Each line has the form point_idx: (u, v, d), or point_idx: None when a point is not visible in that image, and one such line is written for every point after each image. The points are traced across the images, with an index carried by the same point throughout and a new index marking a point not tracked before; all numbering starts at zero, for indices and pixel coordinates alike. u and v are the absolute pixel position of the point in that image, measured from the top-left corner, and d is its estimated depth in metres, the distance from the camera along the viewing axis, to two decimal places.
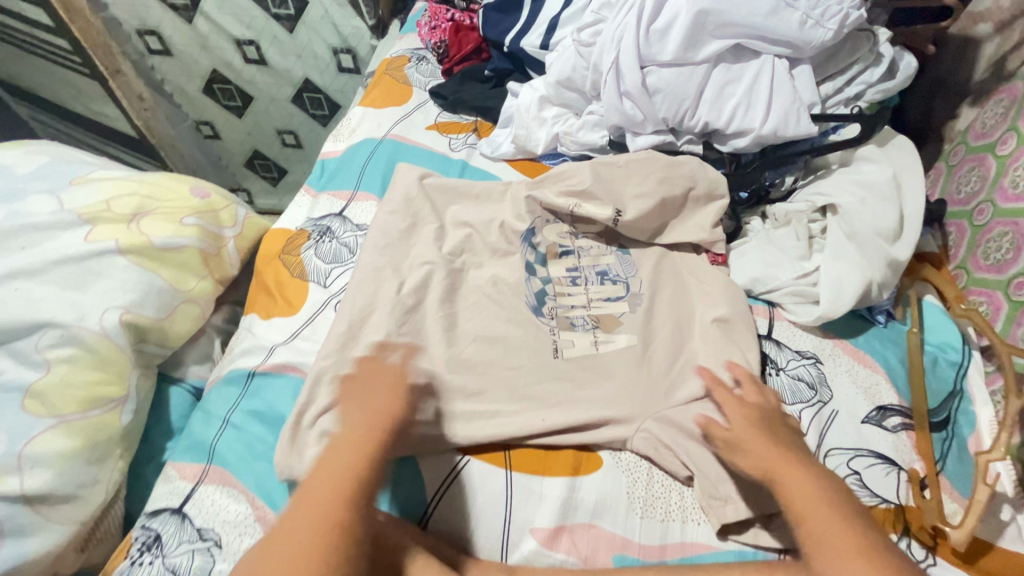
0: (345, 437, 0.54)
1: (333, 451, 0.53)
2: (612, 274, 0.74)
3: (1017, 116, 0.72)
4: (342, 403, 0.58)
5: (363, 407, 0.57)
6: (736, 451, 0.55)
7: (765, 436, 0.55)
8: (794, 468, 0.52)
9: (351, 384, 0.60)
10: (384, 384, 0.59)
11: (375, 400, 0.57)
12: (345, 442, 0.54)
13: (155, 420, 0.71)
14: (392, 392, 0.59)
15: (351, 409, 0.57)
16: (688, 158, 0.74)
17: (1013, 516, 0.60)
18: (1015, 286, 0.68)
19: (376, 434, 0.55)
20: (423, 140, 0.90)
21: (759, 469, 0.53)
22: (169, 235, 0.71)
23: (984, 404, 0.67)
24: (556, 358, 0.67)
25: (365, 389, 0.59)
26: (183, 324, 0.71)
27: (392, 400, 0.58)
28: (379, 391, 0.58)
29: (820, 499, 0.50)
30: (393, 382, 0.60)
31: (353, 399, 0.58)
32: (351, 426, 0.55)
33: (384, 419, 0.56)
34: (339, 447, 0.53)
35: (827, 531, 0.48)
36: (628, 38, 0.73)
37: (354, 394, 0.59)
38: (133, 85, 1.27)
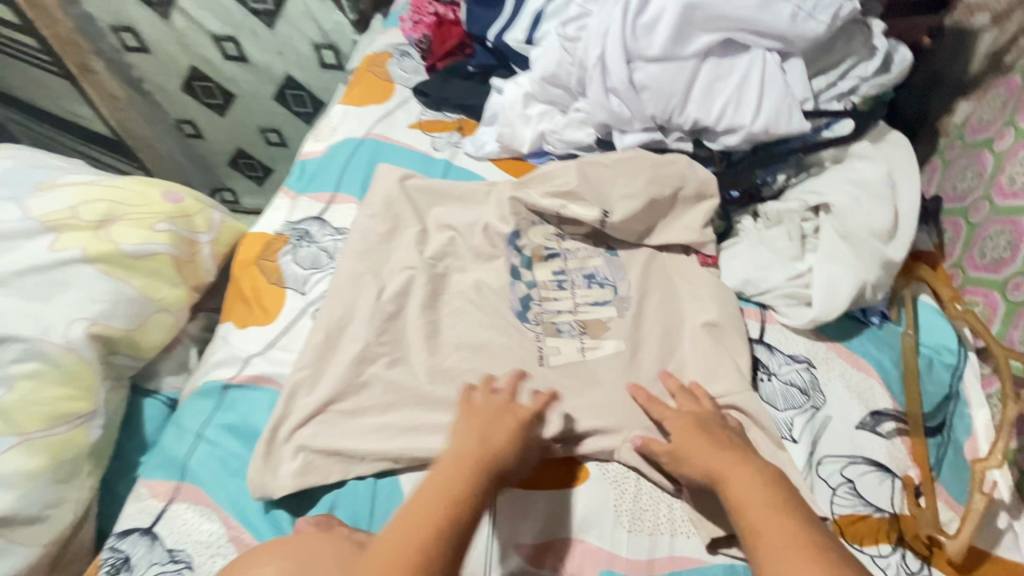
0: (457, 458, 0.50)
1: (438, 475, 0.48)
2: (600, 277, 0.72)
3: (1015, 111, 0.70)
4: (460, 429, 0.53)
5: (487, 437, 0.52)
6: (682, 456, 0.54)
7: (699, 437, 0.54)
8: (736, 464, 0.50)
9: (469, 412, 0.55)
10: (506, 416, 0.55)
11: (497, 433, 0.53)
12: (457, 465, 0.49)
13: (127, 433, 0.68)
14: (514, 426, 0.55)
15: (471, 436, 0.52)
16: (677, 157, 0.72)
17: (1010, 523, 0.59)
18: (1013, 286, 0.67)
19: (490, 469, 0.50)
20: (405, 139, 0.87)
21: (702, 471, 0.52)
22: (139, 242, 0.69)
23: (980, 407, 0.66)
24: (542, 366, 0.65)
25: (488, 419, 0.54)
26: (155, 334, 0.69)
27: (512, 433, 0.54)
28: (501, 423, 0.54)
29: (762, 494, 0.47)
30: (515, 415, 0.56)
31: (475, 426, 0.54)
32: (467, 451, 0.50)
33: (502, 453, 0.52)
34: (448, 469, 0.49)
35: (765, 522, 0.45)
36: (614, 32, 0.70)
37: (474, 421, 0.54)
38: (105, 85, 1.23)
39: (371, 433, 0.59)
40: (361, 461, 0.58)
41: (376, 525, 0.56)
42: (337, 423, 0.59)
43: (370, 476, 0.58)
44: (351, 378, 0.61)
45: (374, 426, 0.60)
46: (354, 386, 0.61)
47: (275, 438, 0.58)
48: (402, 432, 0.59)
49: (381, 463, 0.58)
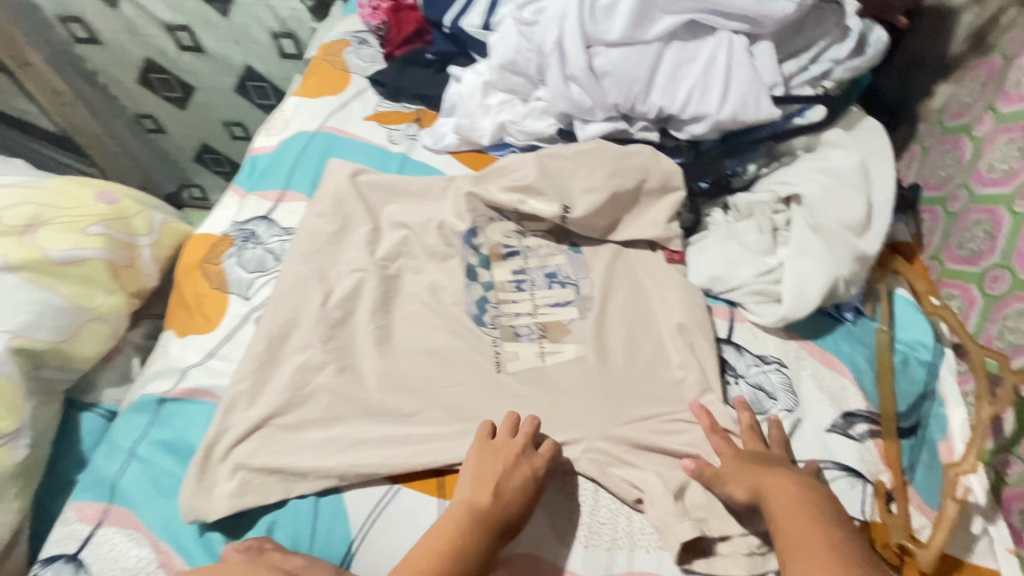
0: (463, 509, 0.50)
1: (445, 523, 0.49)
2: (562, 276, 0.68)
3: (995, 93, 0.66)
4: (477, 473, 0.52)
5: (497, 492, 0.51)
6: (723, 473, 0.53)
7: (749, 469, 0.52)
8: (783, 484, 0.49)
9: (487, 454, 0.53)
10: (520, 465, 0.52)
11: (508, 487, 0.51)
12: (460, 517, 0.49)
13: (62, 451, 0.64)
14: (525, 477, 0.52)
15: (483, 488, 0.51)
16: (641, 148, 0.68)
17: (984, 528, 0.56)
18: (990, 279, 0.63)
19: (492, 528, 0.49)
20: (361, 132, 0.82)
21: (745, 488, 0.51)
22: (70, 248, 0.65)
23: (956, 406, 0.63)
24: (498, 373, 0.61)
25: (501, 468, 0.52)
26: (89, 345, 0.65)
27: (521, 485, 0.52)
28: (513, 474, 0.52)
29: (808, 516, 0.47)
30: (529, 462, 0.53)
31: (490, 472, 0.52)
32: (475, 504, 0.50)
33: (508, 507, 0.50)
34: (453, 520, 0.49)
35: (805, 541, 0.45)
36: (571, 15, 0.66)
37: (489, 466, 0.52)
38: (46, 79, 1.14)
39: (312, 448, 0.56)
40: (302, 479, 0.54)
41: (315, 548, 0.53)
42: (276, 437, 0.56)
43: (312, 494, 0.55)
44: (293, 389, 0.58)
45: (317, 440, 0.56)
46: (296, 398, 0.58)
47: (211, 457, 0.54)
48: (345, 447, 0.56)
49: (323, 480, 0.54)
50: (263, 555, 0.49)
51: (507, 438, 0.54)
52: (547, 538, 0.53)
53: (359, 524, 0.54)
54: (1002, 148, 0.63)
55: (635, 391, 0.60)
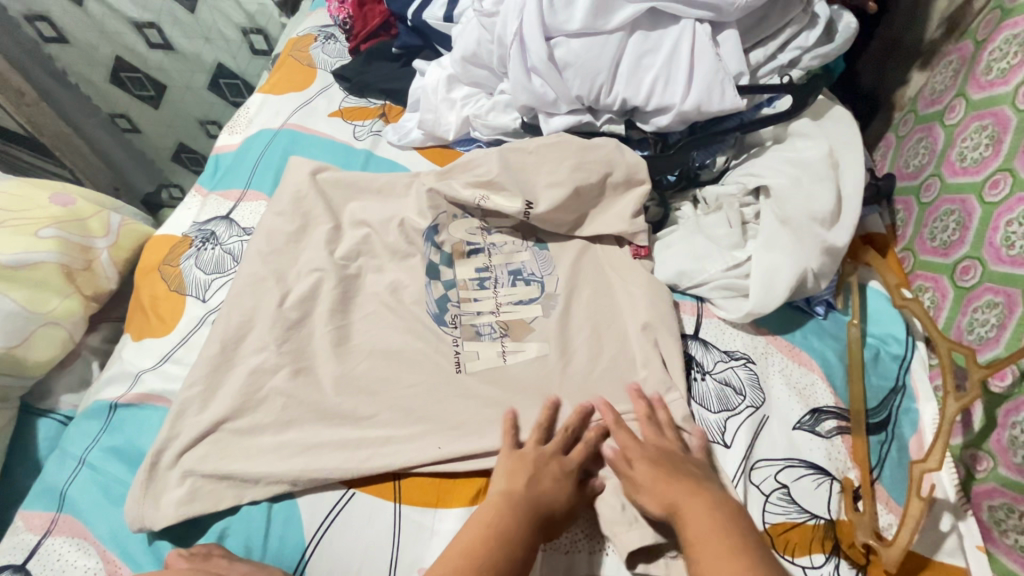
0: (500, 498, 0.49)
1: (485, 510, 0.49)
2: (526, 273, 0.66)
3: (966, 79, 0.65)
4: (506, 465, 0.52)
5: (534, 482, 0.51)
6: (637, 487, 0.51)
7: (657, 470, 0.50)
8: (691, 501, 0.48)
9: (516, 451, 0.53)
10: (553, 461, 0.53)
11: (544, 478, 0.51)
12: (497, 505, 0.49)
13: (17, 458, 0.63)
14: (560, 472, 0.52)
15: (517, 478, 0.51)
16: (604, 140, 0.67)
17: (953, 525, 0.55)
18: (962, 271, 0.62)
19: (535, 517, 0.49)
20: (325, 129, 0.81)
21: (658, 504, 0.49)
22: (20, 251, 0.63)
23: (927, 400, 0.62)
24: (459, 373, 0.59)
25: (535, 462, 0.52)
26: (44, 350, 0.63)
27: (557, 478, 0.52)
28: (547, 467, 0.52)
29: (718, 532, 0.46)
30: (559, 463, 0.53)
31: (524, 468, 0.52)
32: (512, 493, 0.50)
33: (549, 498, 0.50)
34: (493, 507, 0.49)
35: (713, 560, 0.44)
36: (530, 6, 0.64)
37: (521, 462, 0.52)
38: (8, 78, 1.09)
39: (265, 453, 0.54)
40: (254, 485, 0.53)
41: (268, 555, 0.52)
42: (228, 442, 0.55)
43: (263, 500, 0.54)
44: (246, 393, 0.56)
45: (270, 445, 0.55)
46: (248, 403, 0.56)
47: (162, 465, 0.53)
48: (299, 452, 0.54)
49: (275, 486, 0.53)
50: (208, 561, 0.48)
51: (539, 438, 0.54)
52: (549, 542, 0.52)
53: (313, 530, 0.53)
54: (973, 136, 0.62)
55: (599, 391, 0.58)
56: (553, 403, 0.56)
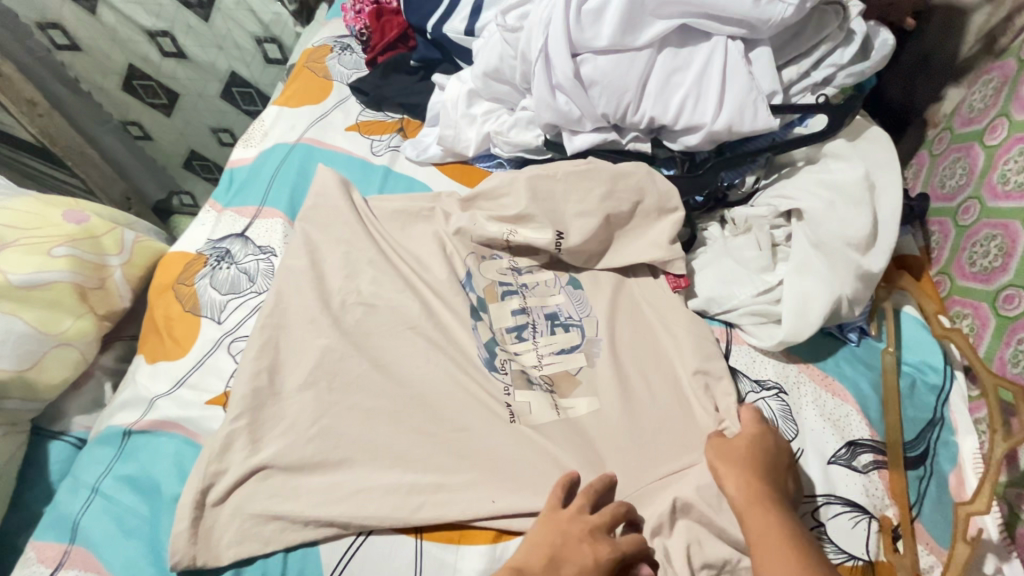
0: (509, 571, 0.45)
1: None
2: (563, 317, 0.63)
3: (1009, 100, 0.62)
4: (533, 538, 0.47)
5: (553, 564, 0.45)
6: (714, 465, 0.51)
7: (739, 461, 0.50)
8: (756, 501, 0.47)
9: (549, 524, 0.47)
10: (586, 542, 0.45)
11: (568, 567, 0.44)
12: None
13: (28, 482, 0.62)
14: (590, 560, 0.44)
15: (536, 553, 0.45)
16: (636, 167, 0.65)
17: (997, 567, 0.53)
18: (1004, 299, 0.59)
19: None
20: (342, 144, 0.80)
21: (734, 490, 0.48)
22: (32, 271, 0.62)
23: (967, 433, 0.59)
24: (514, 424, 0.56)
25: (563, 541, 0.45)
26: (55, 372, 0.62)
27: (584, 569, 0.44)
28: (574, 553, 0.45)
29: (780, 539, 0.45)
30: (595, 547, 0.45)
31: (546, 542, 0.46)
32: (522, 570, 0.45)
33: None
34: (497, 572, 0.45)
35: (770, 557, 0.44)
36: (556, 21, 0.62)
37: (549, 530, 0.47)
38: (20, 88, 1.04)
39: (281, 488, 0.52)
40: (269, 522, 0.51)
41: None
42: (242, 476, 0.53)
43: (279, 551, 0.51)
44: (264, 423, 0.55)
45: (285, 477, 0.53)
46: (264, 433, 0.55)
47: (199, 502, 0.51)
48: (318, 486, 0.52)
49: (292, 523, 0.51)
50: None
51: (578, 511, 0.47)
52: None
53: (330, 568, 0.51)
54: (1017, 159, 0.60)
55: (628, 423, 0.56)
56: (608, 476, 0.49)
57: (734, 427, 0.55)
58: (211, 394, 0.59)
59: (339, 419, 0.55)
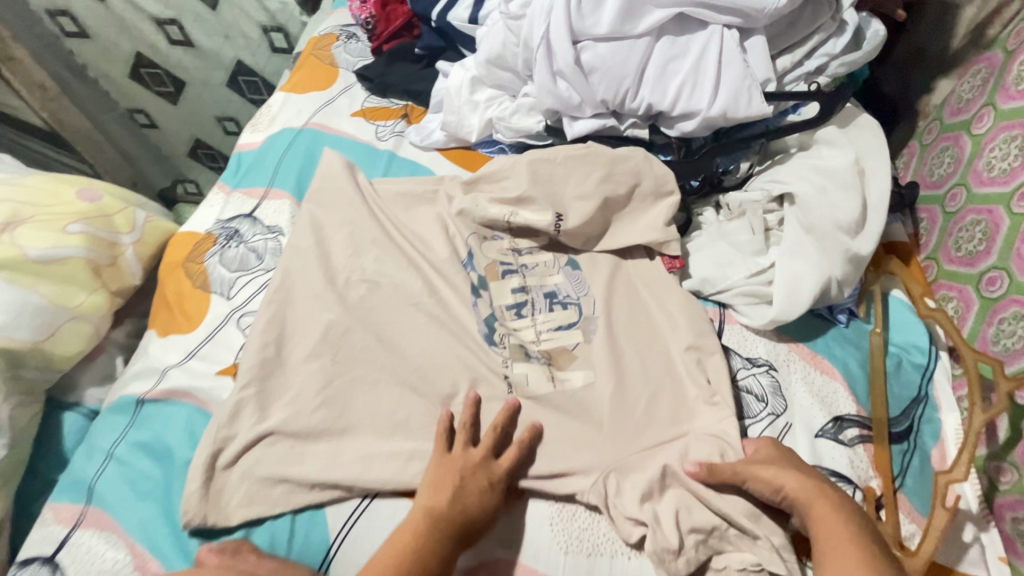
0: (420, 514, 0.49)
1: (406, 526, 0.48)
2: (561, 296, 0.66)
3: (995, 90, 0.64)
4: (432, 479, 0.51)
5: (458, 496, 0.49)
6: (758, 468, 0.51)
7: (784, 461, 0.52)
8: (824, 494, 0.49)
9: (441, 464, 0.52)
10: (479, 470, 0.51)
11: (468, 491, 0.50)
12: (418, 521, 0.48)
13: (44, 450, 0.64)
14: (484, 485, 0.51)
15: (440, 492, 0.50)
16: (632, 151, 0.67)
17: (976, 536, 0.55)
18: (987, 281, 0.61)
19: (453, 534, 0.48)
20: (348, 129, 0.82)
21: (800, 484, 0.49)
22: (48, 246, 0.64)
23: (950, 411, 0.62)
24: (510, 394, 0.58)
25: (460, 473, 0.51)
26: (69, 344, 0.64)
27: (483, 492, 0.50)
28: (472, 479, 0.51)
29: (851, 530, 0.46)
30: (488, 473, 0.51)
31: (447, 480, 0.51)
32: (433, 509, 0.49)
33: (470, 514, 0.49)
34: (413, 523, 0.48)
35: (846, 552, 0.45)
36: (558, 9, 0.64)
37: (447, 470, 0.51)
38: (31, 73, 1.09)
39: (288, 455, 0.54)
40: (278, 485, 0.53)
41: (293, 550, 0.52)
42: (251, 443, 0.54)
43: (287, 512, 0.53)
44: (273, 392, 0.57)
45: (291, 443, 0.55)
46: (273, 401, 0.57)
47: (212, 465, 0.54)
48: (324, 453, 0.54)
49: (300, 486, 0.53)
50: (238, 556, 0.48)
51: (463, 449, 0.53)
52: (549, 555, 0.51)
53: (335, 530, 0.53)
54: (1001, 147, 0.62)
55: (623, 396, 0.58)
56: (473, 405, 0.55)
57: (724, 402, 0.57)
58: (222, 364, 0.61)
59: (344, 389, 0.57)
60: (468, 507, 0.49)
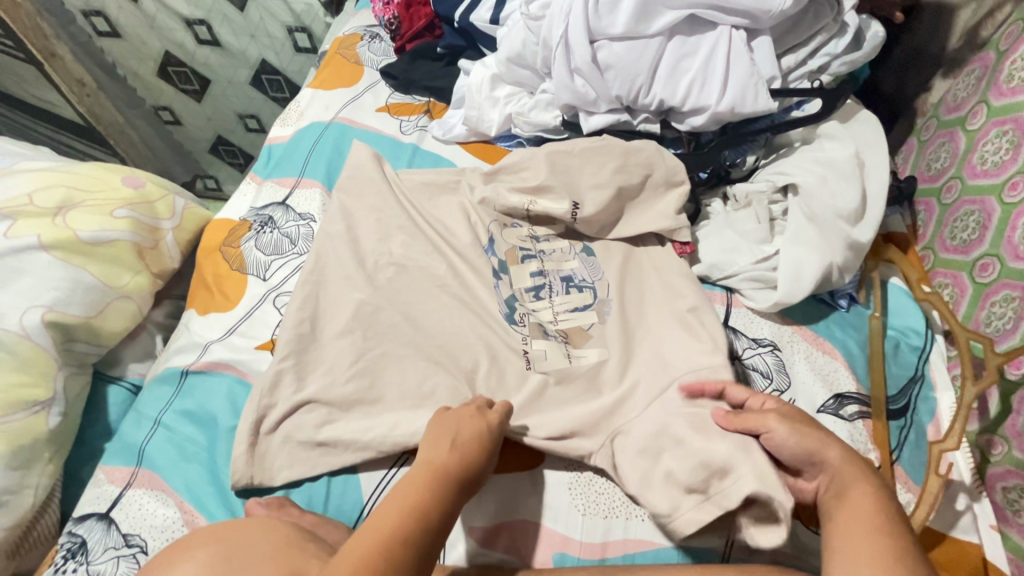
0: (421, 471, 0.48)
1: (408, 484, 0.46)
2: (578, 279, 0.69)
3: (988, 88, 0.68)
4: (429, 438, 0.51)
5: (456, 444, 0.50)
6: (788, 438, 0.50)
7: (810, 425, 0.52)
8: (861, 475, 0.49)
9: (439, 419, 0.53)
10: (474, 417, 0.53)
11: (466, 438, 0.51)
12: (425, 478, 0.47)
13: (90, 420, 0.68)
14: (483, 427, 0.52)
15: (439, 445, 0.50)
16: (645, 144, 0.71)
17: (968, 505, 0.58)
18: (980, 268, 0.65)
19: (453, 484, 0.48)
20: (372, 123, 0.86)
21: (842, 456, 0.49)
22: (97, 229, 0.68)
23: (945, 390, 0.65)
24: (529, 370, 0.62)
25: (458, 425, 0.52)
26: (115, 322, 0.68)
27: (479, 435, 0.51)
28: (468, 426, 0.52)
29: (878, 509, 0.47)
30: (483, 418, 0.53)
31: (444, 433, 0.51)
32: (433, 463, 0.48)
33: (468, 462, 0.49)
34: (416, 477, 0.47)
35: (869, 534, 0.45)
36: (576, 10, 0.69)
37: (445, 423, 0.52)
38: (71, 70, 1.15)
39: (325, 423, 0.58)
40: (314, 450, 0.57)
41: (330, 510, 0.56)
42: (289, 412, 0.58)
43: (324, 475, 0.58)
44: (308, 364, 0.61)
45: (327, 411, 0.59)
46: (308, 372, 0.60)
47: (256, 430, 0.58)
48: (357, 421, 0.58)
49: (337, 452, 0.57)
50: (283, 510, 0.52)
51: (461, 406, 0.54)
52: (566, 514, 0.55)
53: (368, 492, 0.57)
54: (994, 141, 0.65)
55: (636, 371, 0.62)
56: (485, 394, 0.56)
57: None
58: (259, 340, 0.65)
59: (374, 362, 0.61)
60: (466, 453, 0.50)
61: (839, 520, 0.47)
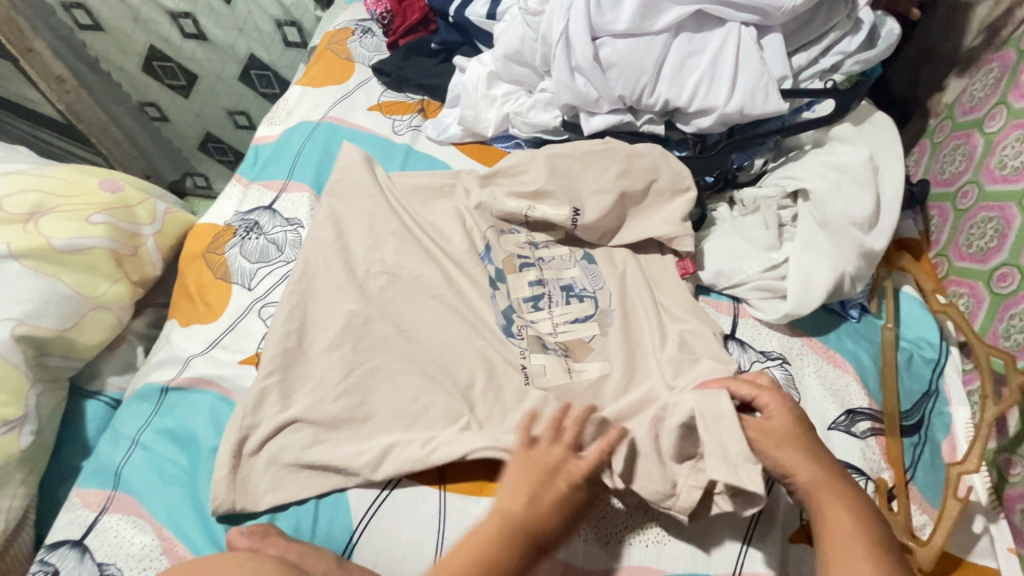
0: (495, 518, 0.46)
1: (478, 532, 0.45)
2: (578, 289, 0.66)
3: (1008, 88, 0.65)
4: (508, 483, 0.48)
5: (533, 500, 0.46)
6: (779, 451, 0.48)
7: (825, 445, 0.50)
8: (833, 496, 0.46)
9: (523, 464, 0.49)
10: (564, 472, 0.48)
11: (547, 497, 0.47)
12: (496, 531, 0.45)
13: (67, 437, 0.65)
14: (565, 489, 0.47)
15: (516, 496, 0.47)
16: (650, 148, 0.68)
17: (986, 527, 0.56)
18: (999, 278, 0.62)
19: (527, 544, 0.45)
20: (364, 122, 0.82)
21: (812, 478, 0.46)
22: (73, 236, 0.64)
23: (960, 405, 0.63)
24: (527, 386, 0.59)
25: (538, 480, 0.47)
26: (93, 334, 0.65)
27: (563, 493, 0.47)
28: (553, 482, 0.47)
29: (859, 528, 0.44)
30: (569, 475, 0.48)
31: (525, 483, 0.47)
32: (508, 514, 0.46)
33: (546, 522, 0.46)
34: (487, 527, 0.45)
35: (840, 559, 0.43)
36: (577, 6, 0.65)
37: (528, 469, 0.48)
38: (49, 65, 1.10)
39: (312, 445, 0.55)
40: (301, 473, 0.54)
41: (318, 537, 0.53)
42: (275, 433, 0.55)
43: (311, 498, 0.54)
44: (294, 380, 0.57)
45: (314, 431, 0.55)
46: (294, 390, 0.57)
47: (239, 452, 0.55)
48: (347, 442, 0.55)
49: (327, 474, 0.54)
50: (267, 539, 0.49)
51: (547, 448, 0.49)
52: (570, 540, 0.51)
53: (358, 517, 0.53)
54: (1014, 144, 0.62)
55: (637, 386, 0.59)
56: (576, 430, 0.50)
57: None
58: (244, 354, 0.62)
59: (364, 377, 0.58)
60: (547, 510, 0.46)
61: (824, 545, 0.44)
